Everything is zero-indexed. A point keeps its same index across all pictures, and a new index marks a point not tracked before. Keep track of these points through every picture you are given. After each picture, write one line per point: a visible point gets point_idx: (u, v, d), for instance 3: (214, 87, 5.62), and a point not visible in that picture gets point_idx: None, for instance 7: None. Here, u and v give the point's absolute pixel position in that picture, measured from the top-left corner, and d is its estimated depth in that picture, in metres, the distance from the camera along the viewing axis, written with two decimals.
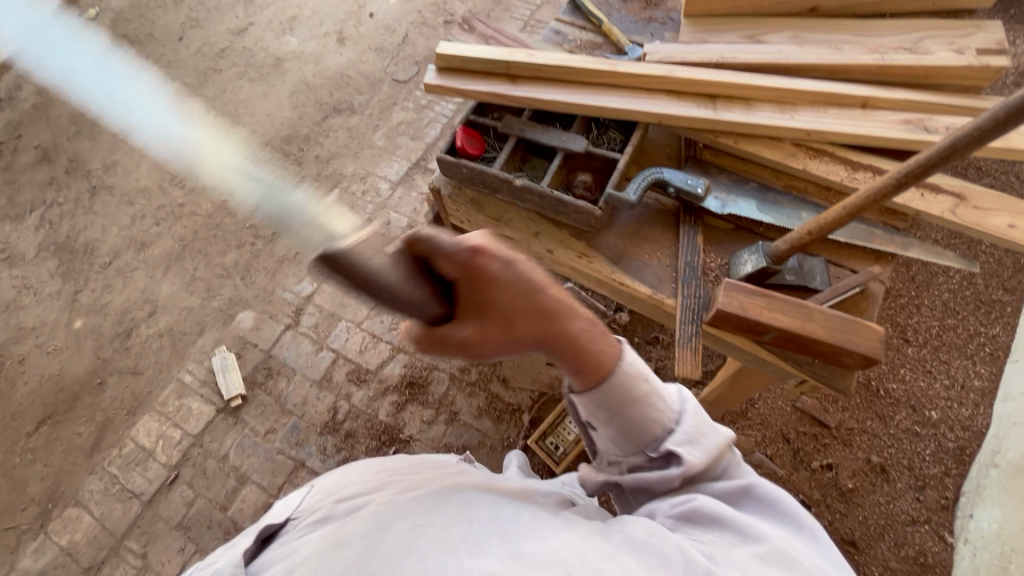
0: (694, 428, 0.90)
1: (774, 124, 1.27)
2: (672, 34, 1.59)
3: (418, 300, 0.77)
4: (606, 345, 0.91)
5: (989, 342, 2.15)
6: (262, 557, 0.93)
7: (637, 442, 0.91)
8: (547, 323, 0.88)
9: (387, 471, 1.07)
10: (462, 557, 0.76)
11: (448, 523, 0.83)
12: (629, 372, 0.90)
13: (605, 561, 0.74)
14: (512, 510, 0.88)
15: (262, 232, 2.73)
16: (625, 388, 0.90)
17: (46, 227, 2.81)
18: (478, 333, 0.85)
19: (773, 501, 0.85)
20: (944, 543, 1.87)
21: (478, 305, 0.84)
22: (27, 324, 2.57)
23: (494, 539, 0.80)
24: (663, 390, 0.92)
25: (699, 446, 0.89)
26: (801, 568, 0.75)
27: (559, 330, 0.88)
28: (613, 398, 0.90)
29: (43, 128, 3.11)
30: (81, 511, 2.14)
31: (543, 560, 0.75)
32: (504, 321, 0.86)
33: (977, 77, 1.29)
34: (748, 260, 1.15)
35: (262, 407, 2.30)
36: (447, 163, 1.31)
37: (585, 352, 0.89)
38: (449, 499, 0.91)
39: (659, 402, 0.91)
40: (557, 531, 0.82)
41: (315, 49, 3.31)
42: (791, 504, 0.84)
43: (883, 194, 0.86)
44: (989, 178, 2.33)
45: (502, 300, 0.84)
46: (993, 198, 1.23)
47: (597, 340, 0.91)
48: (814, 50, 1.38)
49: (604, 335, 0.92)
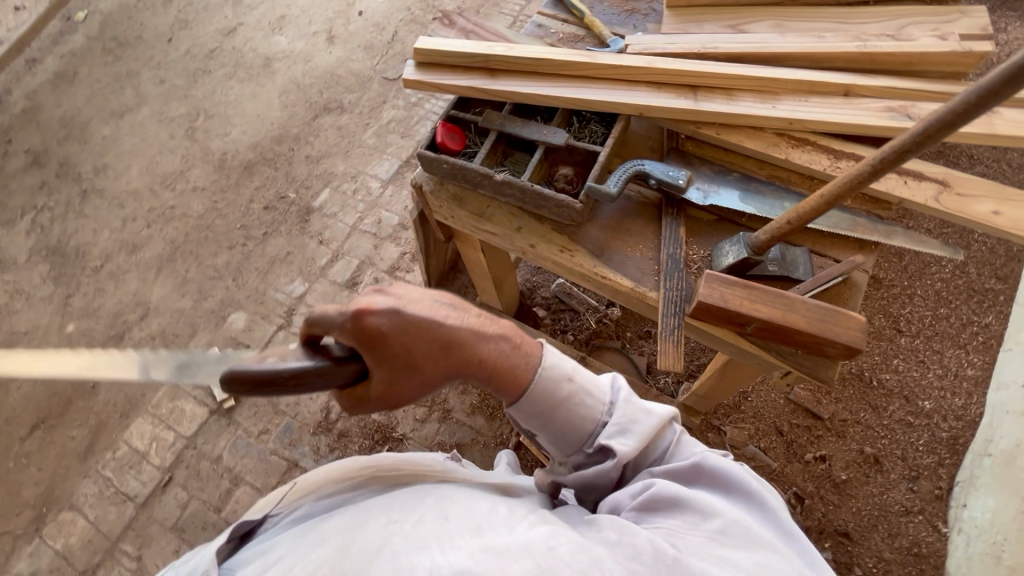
0: (624, 417, 0.91)
1: (756, 114, 1.26)
2: (655, 25, 1.58)
3: (326, 377, 0.86)
4: (519, 361, 0.92)
5: (982, 331, 2.14)
6: (237, 555, 0.92)
7: (573, 441, 0.93)
8: (457, 355, 0.90)
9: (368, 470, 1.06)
10: (433, 552, 0.73)
11: (423, 518, 0.81)
12: (546, 384, 0.91)
13: (576, 554, 0.72)
14: (488, 505, 0.86)
15: (253, 232, 2.73)
16: (546, 401, 0.91)
17: (37, 231, 2.80)
18: (393, 382, 0.90)
19: (724, 475, 0.85)
20: (938, 533, 1.87)
21: (388, 357, 0.88)
22: (20, 329, 2.56)
23: (467, 534, 0.77)
24: (586, 388, 0.93)
25: (632, 433, 0.90)
26: (757, 540, 0.77)
27: (469, 358, 0.90)
28: (541, 408, 0.92)
29: (33, 132, 3.10)
30: (76, 515, 2.14)
31: (516, 554, 0.72)
32: (420, 362, 0.89)
33: (962, 62, 1.28)
34: (730, 251, 1.14)
35: (254, 408, 2.29)
36: (427, 158, 1.30)
37: (501, 372, 0.91)
38: (427, 496, 0.89)
39: (586, 399, 0.92)
40: (532, 526, 0.79)
41: (305, 49, 3.29)
42: (740, 474, 0.85)
43: (859, 181, 0.85)
44: (981, 167, 2.32)
45: (407, 346, 0.87)
46: (978, 185, 1.22)
47: (509, 359, 0.92)
48: (797, 38, 1.37)
49: (517, 350, 0.93)
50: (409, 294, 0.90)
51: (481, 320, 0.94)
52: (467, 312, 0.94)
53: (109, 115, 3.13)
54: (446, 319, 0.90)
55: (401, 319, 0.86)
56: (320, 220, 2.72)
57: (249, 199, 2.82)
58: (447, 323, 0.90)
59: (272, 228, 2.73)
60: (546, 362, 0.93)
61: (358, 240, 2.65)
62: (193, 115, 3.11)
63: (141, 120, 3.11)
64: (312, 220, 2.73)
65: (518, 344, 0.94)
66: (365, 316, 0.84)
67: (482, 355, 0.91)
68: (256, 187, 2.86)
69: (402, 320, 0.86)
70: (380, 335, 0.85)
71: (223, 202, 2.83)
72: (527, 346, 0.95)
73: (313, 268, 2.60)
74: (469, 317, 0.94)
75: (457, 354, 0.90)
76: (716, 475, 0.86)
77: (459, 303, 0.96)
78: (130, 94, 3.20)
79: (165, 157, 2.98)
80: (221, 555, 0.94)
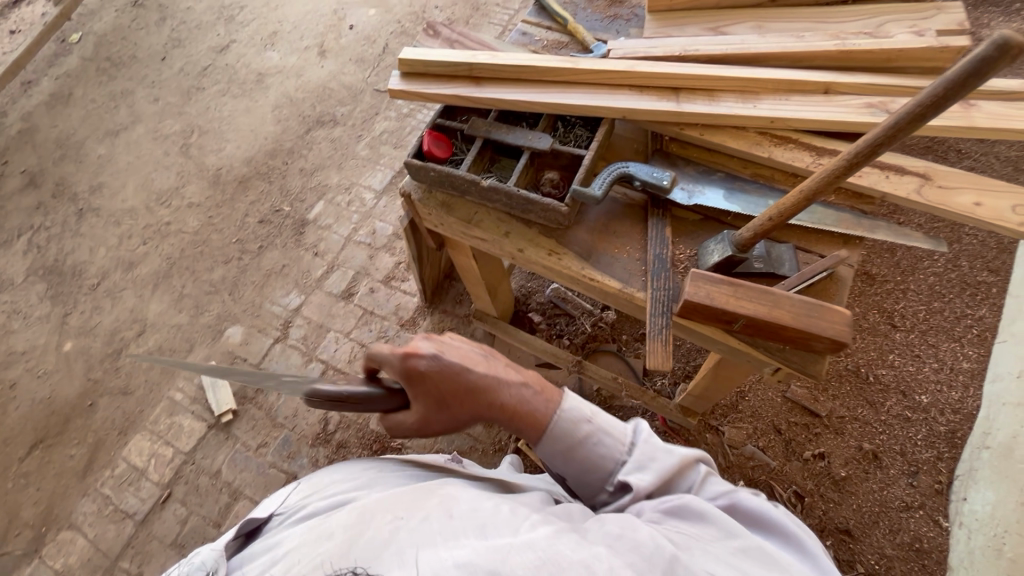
0: (643, 455, 0.95)
1: (738, 115, 1.28)
2: (637, 30, 1.61)
3: (376, 401, 1.11)
4: (538, 406, 1.02)
5: (976, 324, 2.14)
6: (246, 551, 0.94)
7: (595, 480, 0.99)
8: (482, 397, 1.04)
9: (374, 471, 1.07)
10: (438, 547, 0.76)
11: (427, 516, 0.82)
12: (564, 426, 0.99)
13: (576, 549, 0.74)
14: (492, 504, 0.85)
15: (248, 246, 2.74)
16: (561, 443, 0.99)
17: (34, 251, 2.81)
18: (429, 413, 1.09)
19: (762, 513, 0.86)
20: (939, 528, 1.86)
21: (424, 391, 1.07)
22: (17, 349, 2.56)
23: (470, 530, 0.79)
24: (608, 431, 0.99)
25: (649, 469, 0.93)
26: (780, 568, 0.76)
27: (492, 401, 1.04)
28: (558, 450, 1.00)
29: (29, 153, 3.12)
30: (75, 534, 2.13)
31: (519, 550, 0.73)
32: (447, 399, 1.06)
33: (939, 57, 1.29)
34: (715, 249, 1.15)
35: (253, 421, 2.29)
36: (414, 167, 1.31)
37: (519, 417, 1.02)
38: (432, 494, 0.89)
39: (604, 439, 0.98)
40: (534, 526, 0.79)
41: (297, 64, 3.32)
42: (779, 516, 0.85)
43: (836, 175, 0.85)
44: (969, 160, 2.34)
45: (436, 383, 1.05)
46: (960, 177, 1.23)
47: (528, 404, 1.02)
48: (776, 38, 1.39)
49: (539, 397, 1.03)
50: (451, 343, 1.09)
51: (510, 369, 1.08)
52: (501, 361, 1.09)
53: (104, 135, 3.16)
54: (477, 365, 1.06)
55: (436, 362, 1.04)
56: (314, 232, 2.74)
57: (244, 214, 2.84)
58: (476, 369, 1.05)
59: (267, 241, 2.74)
60: (564, 406, 1.01)
61: (353, 251, 2.66)
62: (187, 132, 3.13)
63: (136, 139, 3.13)
64: (307, 232, 2.74)
65: (540, 391, 1.04)
66: (409, 357, 1.05)
67: (503, 400, 1.03)
68: (251, 201, 2.87)
69: (438, 362, 1.04)
70: (419, 373, 1.05)
71: (219, 217, 2.84)
72: (550, 394, 1.04)
73: (309, 280, 2.61)
74: (501, 365, 1.08)
75: (482, 396, 1.04)
76: (752, 512, 0.87)
77: (496, 353, 1.12)
78: (124, 112, 3.23)
79: (160, 174, 3.00)
80: (231, 551, 0.97)
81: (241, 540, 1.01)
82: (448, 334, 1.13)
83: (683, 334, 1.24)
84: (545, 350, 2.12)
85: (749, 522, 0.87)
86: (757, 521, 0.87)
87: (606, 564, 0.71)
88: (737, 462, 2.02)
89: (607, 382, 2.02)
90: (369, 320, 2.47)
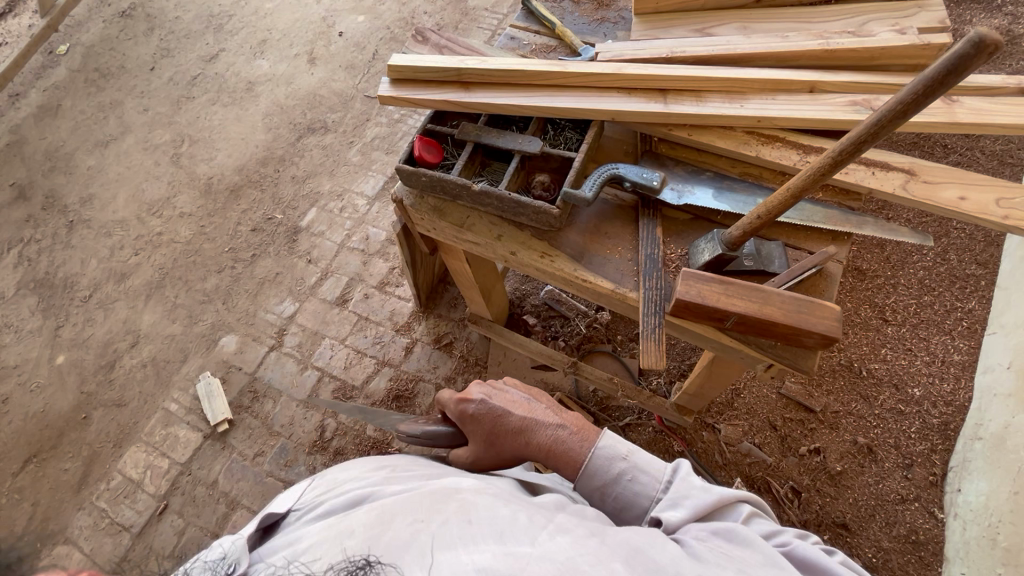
0: (676, 493, 0.99)
1: (725, 115, 1.29)
2: (624, 33, 1.63)
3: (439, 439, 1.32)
4: (573, 445, 1.13)
5: (966, 316, 2.17)
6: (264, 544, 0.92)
7: (632, 516, 1.06)
8: (523, 436, 1.17)
9: (391, 467, 1.05)
10: (457, 551, 0.78)
11: (447, 520, 0.83)
12: (600, 462, 1.08)
13: (594, 564, 0.75)
14: (509, 512, 0.86)
15: (241, 255, 2.73)
16: (597, 479, 1.08)
17: (24, 264, 2.79)
18: (478, 454, 1.21)
19: (814, 560, 0.83)
20: (935, 519, 1.87)
21: (473, 432, 1.21)
22: (9, 363, 2.54)
23: (490, 536, 0.80)
24: (644, 467, 1.06)
25: (683, 506, 0.97)
26: None
27: (530, 440, 1.16)
28: (591, 487, 1.09)
29: (16, 166, 3.10)
30: (71, 548, 2.11)
31: (537, 560, 0.76)
32: (491, 440, 1.19)
33: (921, 54, 1.31)
34: (706, 248, 1.16)
35: (249, 430, 2.28)
36: (405, 172, 1.31)
37: (555, 454, 1.13)
38: (451, 498, 0.89)
39: (640, 476, 1.06)
40: (552, 535, 0.81)
41: (286, 71, 3.33)
42: (832, 565, 0.82)
43: (823, 173, 0.86)
44: (955, 155, 2.36)
45: (482, 425, 1.20)
46: (944, 172, 1.25)
47: (564, 443, 1.13)
48: (761, 38, 1.40)
49: (575, 437, 1.14)
50: (499, 390, 1.24)
51: (550, 412, 1.20)
52: (542, 405, 1.22)
53: (93, 146, 3.15)
54: (519, 408, 1.20)
55: (484, 405, 1.20)
56: (308, 239, 2.74)
57: (236, 222, 2.83)
58: (518, 411, 1.19)
59: (260, 249, 2.74)
60: (599, 445, 1.11)
61: (346, 257, 2.66)
62: (177, 142, 3.12)
63: (126, 149, 3.12)
64: (300, 239, 2.74)
65: (576, 431, 1.15)
66: (462, 401, 1.23)
67: (542, 440, 1.15)
68: (243, 210, 2.87)
69: (485, 406, 1.20)
70: (469, 415, 1.21)
71: (211, 225, 2.83)
72: (586, 434, 1.15)
73: (303, 288, 2.60)
74: (541, 409, 1.21)
75: (522, 436, 1.17)
76: (802, 558, 0.84)
77: (540, 398, 1.25)
78: (114, 123, 3.22)
79: (151, 184, 2.99)
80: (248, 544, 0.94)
81: (257, 532, 0.98)
82: (497, 382, 1.29)
83: (676, 333, 1.24)
84: (540, 352, 2.11)
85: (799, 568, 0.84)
86: (809, 568, 0.83)
87: None
88: (734, 459, 2.03)
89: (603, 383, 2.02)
90: (364, 326, 2.47)
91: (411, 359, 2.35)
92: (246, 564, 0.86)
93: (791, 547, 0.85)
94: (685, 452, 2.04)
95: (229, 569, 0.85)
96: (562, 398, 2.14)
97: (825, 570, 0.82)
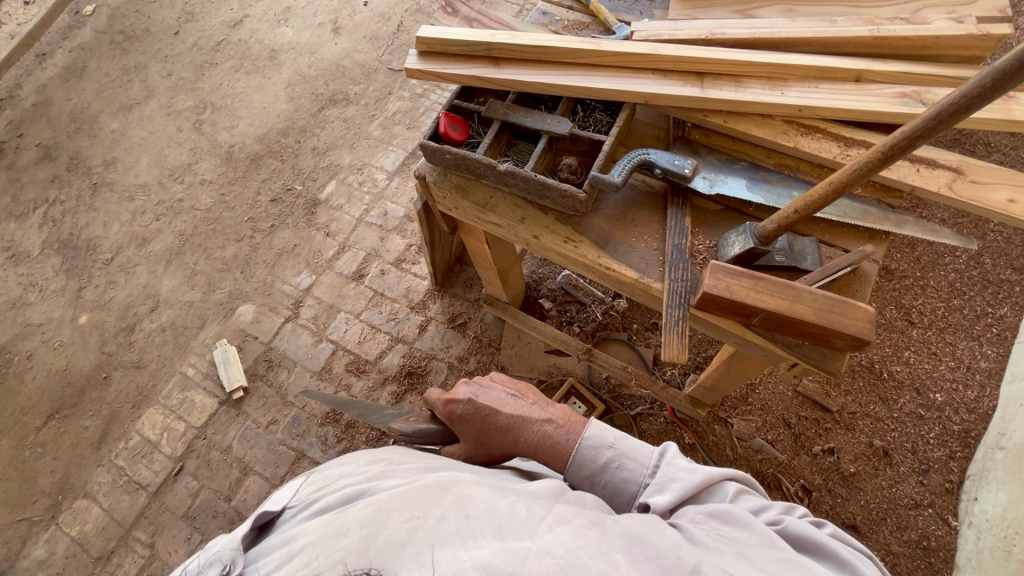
0: (664, 477, 0.99)
1: (766, 101, 1.23)
2: (661, 11, 1.57)
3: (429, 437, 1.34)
4: (560, 438, 1.14)
5: (996, 323, 2.10)
6: (260, 545, 0.93)
7: (622, 503, 1.06)
8: (511, 434, 1.18)
9: (385, 461, 1.05)
10: (456, 548, 0.75)
11: (444, 515, 0.81)
12: (589, 453, 1.09)
13: (595, 556, 0.73)
14: (507, 503, 0.84)
15: (260, 225, 2.74)
16: (586, 469, 1.09)
17: (49, 225, 2.82)
18: (470, 452, 1.24)
19: (806, 536, 0.81)
20: (948, 527, 1.84)
21: (464, 430, 1.23)
22: (33, 321, 2.59)
23: (489, 532, 0.78)
24: (633, 452, 1.06)
25: (670, 490, 0.95)
26: None
27: (518, 437, 1.17)
28: (579, 473, 1.10)
29: (44, 126, 3.12)
30: (90, 503, 2.17)
31: (538, 555, 0.73)
32: (481, 434, 1.21)
33: (980, 45, 1.24)
34: (736, 241, 1.13)
35: (263, 399, 2.31)
36: (430, 148, 1.29)
37: (543, 450, 1.15)
38: (447, 492, 0.87)
39: (626, 463, 1.05)
40: (551, 527, 0.79)
41: (311, 40, 3.28)
42: (826, 540, 0.79)
43: (869, 169, 0.82)
44: (999, 154, 2.27)
45: (471, 421, 1.21)
46: (994, 172, 1.20)
47: (551, 437, 1.14)
48: (808, 22, 1.34)
49: (561, 430, 1.15)
50: (485, 388, 1.26)
51: (536, 408, 1.21)
52: (528, 401, 1.23)
53: (117, 109, 3.15)
54: (506, 406, 1.21)
55: (470, 405, 1.21)
56: (326, 212, 2.73)
57: (256, 191, 2.83)
58: (505, 409, 1.21)
59: (279, 220, 2.74)
60: (586, 434, 1.11)
61: (364, 232, 2.65)
62: (201, 109, 3.12)
63: (149, 114, 3.12)
64: (319, 212, 2.74)
65: (563, 424, 1.17)
66: (448, 403, 1.24)
67: (530, 435, 1.16)
68: (263, 179, 2.87)
69: (473, 405, 1.21)
70: (458, 416, 1.22)
71: (231, 194, 2.84)
72: (573, 426, 1.17)
73: (320, 261, 2.60)
74: (527, 405, 1.22)
75: (511, 433, 1.18)
76: (795, 535, 0.81)
77: (525, 394, 1.26)
78: (138, 87, 3.21)
79: (174, 150, 3.00)
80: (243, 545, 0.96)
81: (253, 532, 1.00)
82: (482, 379, 1.30)
83: (698, 326, 1.22)
84: (556, 337, 2.09)
85: (792, 545, 0.82)
86: (802, 544, 0.81)
87: (623, 570, 0.71)
88: (745, 455, 2.01)
89: (617, 370, 2.00)
90: (380, 301, 2.47)
91: (425, 336, 2.36)
92: (240, 565, 0.89)
93: (784, 525, 0.83)
94: (696, 445, 2.03)
95: (226, 569, 0.89)
96: (574, 382, 2.10)
97: (820, 546, 0.79)
